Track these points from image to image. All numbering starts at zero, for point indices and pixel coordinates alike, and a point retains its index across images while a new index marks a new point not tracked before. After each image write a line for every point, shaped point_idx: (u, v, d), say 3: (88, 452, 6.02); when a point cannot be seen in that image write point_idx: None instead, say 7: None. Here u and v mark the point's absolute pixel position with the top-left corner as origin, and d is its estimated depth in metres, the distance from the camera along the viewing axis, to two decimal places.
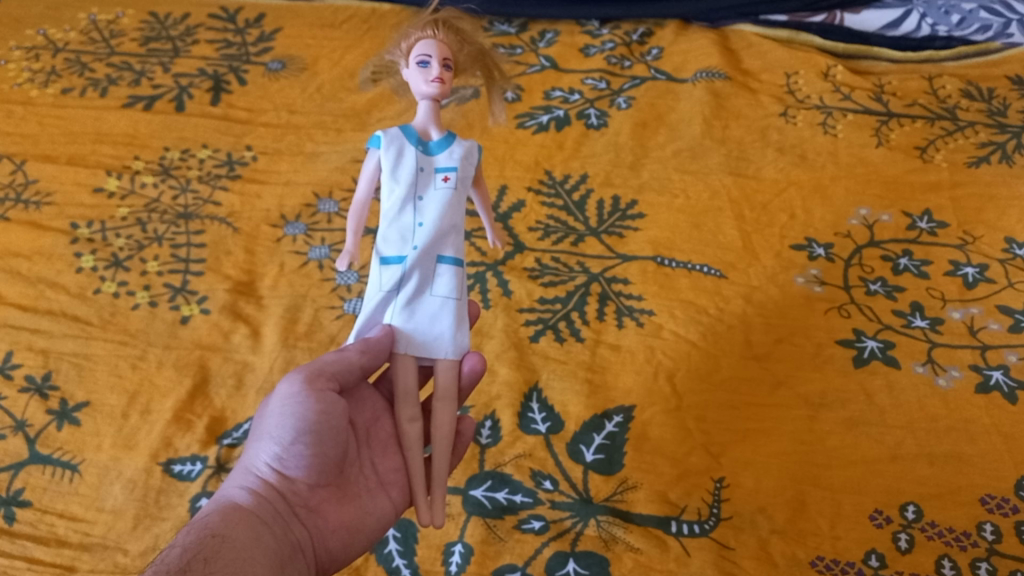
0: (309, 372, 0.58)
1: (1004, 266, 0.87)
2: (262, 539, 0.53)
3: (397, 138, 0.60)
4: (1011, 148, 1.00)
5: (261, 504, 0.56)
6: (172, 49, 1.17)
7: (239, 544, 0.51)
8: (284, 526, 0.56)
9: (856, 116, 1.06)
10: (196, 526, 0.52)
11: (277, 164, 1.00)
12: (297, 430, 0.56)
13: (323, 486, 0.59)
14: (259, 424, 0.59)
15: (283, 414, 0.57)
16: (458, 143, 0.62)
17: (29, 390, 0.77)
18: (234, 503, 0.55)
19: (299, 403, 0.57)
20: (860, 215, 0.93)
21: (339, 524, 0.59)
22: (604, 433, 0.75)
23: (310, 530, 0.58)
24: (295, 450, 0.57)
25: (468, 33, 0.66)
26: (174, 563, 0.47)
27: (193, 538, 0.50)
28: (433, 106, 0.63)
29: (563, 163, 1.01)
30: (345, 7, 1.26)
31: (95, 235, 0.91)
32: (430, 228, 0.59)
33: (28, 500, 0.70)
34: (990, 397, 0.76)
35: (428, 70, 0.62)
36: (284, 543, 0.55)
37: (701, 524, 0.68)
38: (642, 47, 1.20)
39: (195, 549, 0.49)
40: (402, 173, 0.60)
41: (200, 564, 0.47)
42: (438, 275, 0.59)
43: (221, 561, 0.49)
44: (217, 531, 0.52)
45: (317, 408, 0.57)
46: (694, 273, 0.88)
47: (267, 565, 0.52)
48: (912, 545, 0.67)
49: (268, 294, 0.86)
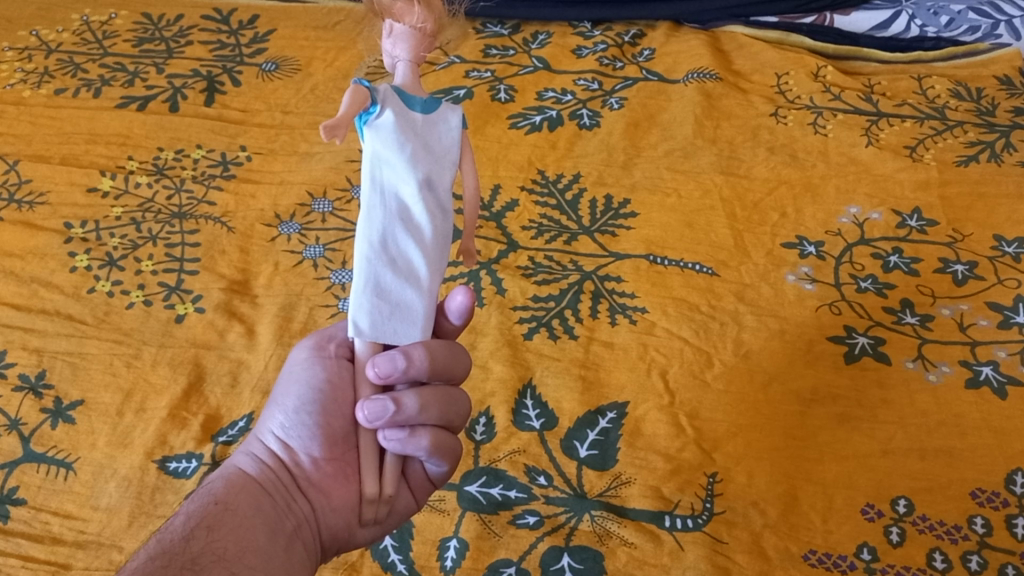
0: (318, 346, 0.61)
1: (992, 264, 0.88)
2: (262, 511, 0.54)
3: None
4: (1000, 147, 1.01)
5: (266, 475, 0.56)
6: (166, 50, 1.18)
7: (241, 514, 0.53)
8: (286, 498, 0.55)
9: (846, 115, 1.07)
10: (202, 495, 0.54)
11: (271, 164, 1.00)
12: (304, 398, 0.58)
13: (331, 461, 0.57)
14: (273, 397, 0.61)
15: (292, 381, 0.59)
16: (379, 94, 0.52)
17: (23, 389, 0.78)
18: (242, 471, 0.57)
19: (307, 370, 0.59)
20: (849, 214, 0.94)
21: (342, 502, 0.56)
22: (598, 429, 0.75)
23: (313, 505, 0.56)
24: (301, 418, 0.57)
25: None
26: (177, 531, 0.50)
27: (197, 506, 0.52)
28: (407, 66, 0.55)
29: (556, 163, 1.02)
30: (337, 8, 1.26)
31: (89, 235, 0.91)
32: None
33: (22, 499, 0.70)
34: (979, 392, 0.77)
35: (386, 46, 0.55)
36: (286, 516, 0.54)
37: (694, 519, 0.69)
38: (634, 48, 1.21)
39: (198, 517, 0.51)
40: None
41: (202, 533, 0.50)
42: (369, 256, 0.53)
43: (223, 529, 0.51)
44: (221, 498, 0.54)
45: (322, 380, 0.59)
46: (686, 271, 0.88)
47: (266, 537, 0.52)
48: (903, 539, 0.67)
49: (263, 293, 0.86)
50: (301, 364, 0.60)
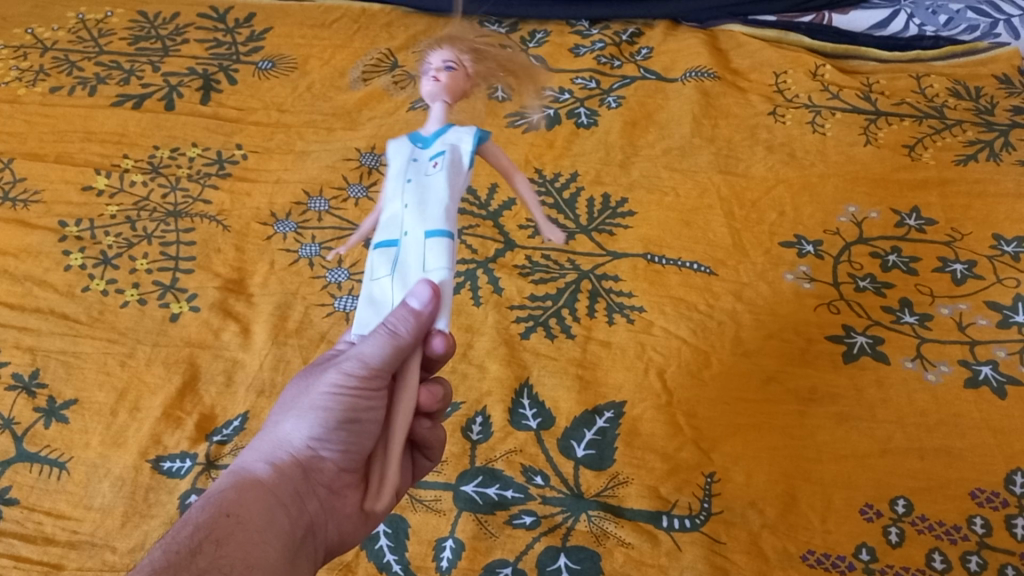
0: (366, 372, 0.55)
1: (991, 263, 0.88)
2: (274, 521, 0.55)
3: (397, 144, 0.64)
4: (999, 146, 1.01)
5: (282, 482, 0.57)
6: (161, 49, 1.17)
7: (252, 525, 0.53)
8: (299, 505, 0.57)
9: (844, 114, 1.06)
10: (213, 501, 0.54)
11: (267, 162, 1.00)
12: (342, 419, 0.57)
13: (349, 472, 0.60)
14: (300, 399, 0.60)
15: (327, 396, 0.57)
16: (453, 132, 0.63)
17: (16, 388, 0.77)
18: (256, 477, 0.57)
19: (351, 393, 0.56)
20: (848, 213, 0.94)
21: (353, 510, 0.60)
22: (595, 429, 0.75)
23: (325, 510, 0.59)
24: (333, 435, 0.58)
25: (485, 49, 0.77)
26: (185, 542, 0.50)
27: (207, 516, 0.52)
28: (443, 106, 0.70)
29: (553, 161, 1.02)
30: (334, 6, 1.26)
31: (84, 234, 0.91)
32: (413, 207, 0.58)
33: (15, 499, 0.70)
34: (978, 392, 0.76)
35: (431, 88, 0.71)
36: (297, 523, 0.57)
37: (692, 519, 0.68)
38: (631, 47, 1.20)
39: (206, 529, 0.51)
40: (398, 167, 0.62)
41: (210, 547, 0.50)
42: (433, 248, 0.56)
43: (232, 544, 0.51)
44: (232, 509, 0.53)
45: (365, 406, 0.57)
46: (684, 270, 0.88)
47: (276, 549, 0.54)
48: (902, 539, 0.67)
49: (258, 292, 0.86)
50: (342, 385, 0.56)
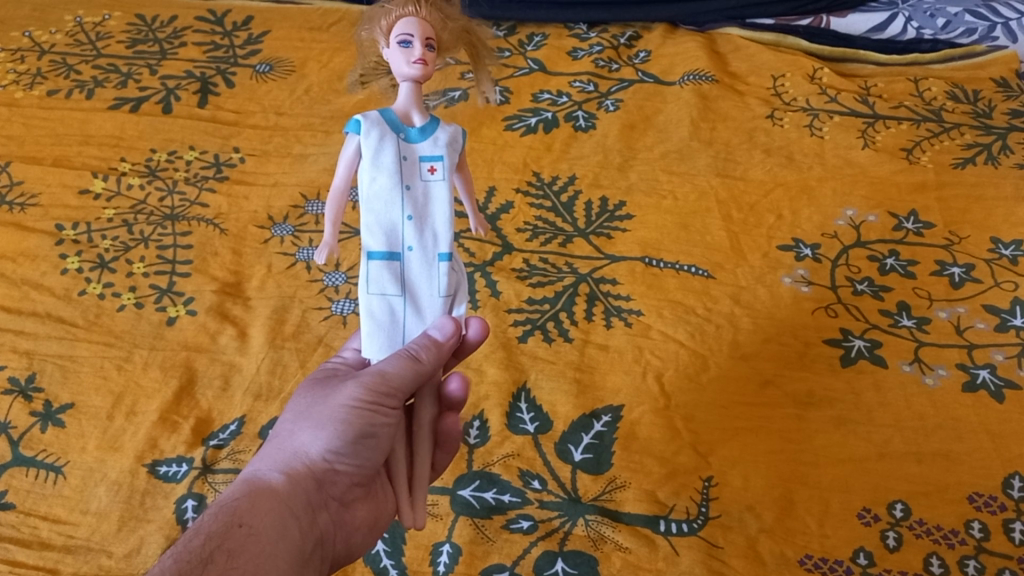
0: (383, 391, 0.57)
1: (989, 266, 0.88)
2: (287, 534, 0.55)
3: (373, 125, 0.58)
4: (997, 149, 1.01)
5: (296, 493, 0.58)
6: (159, 52, 1.17)
7: (265, 538, 0.53)
8: (311, 518, 0.58)
9: (842, 118, 1.06)
10: (225, 509, 0.54)
11: (265, 166, 1.00)
12: (358, 434, 0.58)
13: (359, 484, 0.61)
14: (316, 409, 0.60)
15: (345, 410, 0.58)
16: (443, 131, 0.60)
17: (13, 392, 0.77)
18: (269, 486, 0.57)
19: (368, 409, 0.58)
20: (846, 216, 0.94)
21: (362, 523, 0.62)
22: (593, 433, 0.75)
23: (335, 522, 0.60)
24: (348, 451, 0.59)
25: (448, 10, 0.64)
26: (197, 552, 0.50)
27: (220, 526, 0.52)
28: (417, 87, 0.61)
29: (551, 164, 1.02)
30: (332, 10, 1.26)
31: (81, 237, 0.91)
32: (417, 223, 0.58)
33: (10, 504, 0.69)
34: (977, 396, 0.76)
35: (410, 65, 0.59)
36: (308, 535, 0.57)
37: (689, 524, 0.68)
38: (630, 50, 1.20)
39: (219, 539, 0.51)
40: (383, 162, 0.58)
41: (222, 558, 0.50)
42: (444, 273, 0.59)
43: (243, 556, 0.51)
44: (245, 520, 0.53)
45: (381, 422, 0.59)
46: (682, 273, 0.88)
47: (286, 562, 0.54)
48: (900, 543, 0.66)
49: (255, 295, 0.86)
50: (360, 401, 0.57)
